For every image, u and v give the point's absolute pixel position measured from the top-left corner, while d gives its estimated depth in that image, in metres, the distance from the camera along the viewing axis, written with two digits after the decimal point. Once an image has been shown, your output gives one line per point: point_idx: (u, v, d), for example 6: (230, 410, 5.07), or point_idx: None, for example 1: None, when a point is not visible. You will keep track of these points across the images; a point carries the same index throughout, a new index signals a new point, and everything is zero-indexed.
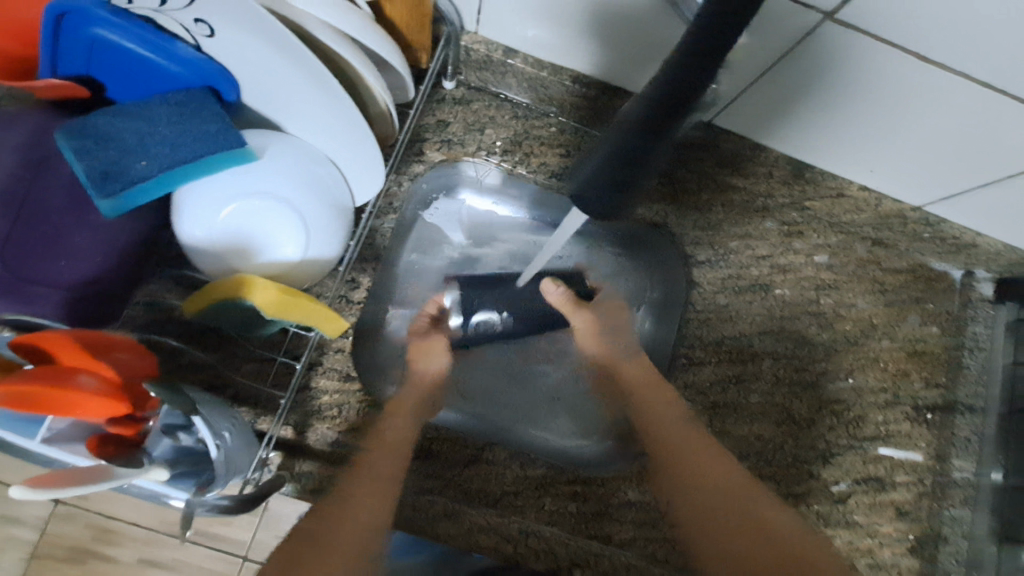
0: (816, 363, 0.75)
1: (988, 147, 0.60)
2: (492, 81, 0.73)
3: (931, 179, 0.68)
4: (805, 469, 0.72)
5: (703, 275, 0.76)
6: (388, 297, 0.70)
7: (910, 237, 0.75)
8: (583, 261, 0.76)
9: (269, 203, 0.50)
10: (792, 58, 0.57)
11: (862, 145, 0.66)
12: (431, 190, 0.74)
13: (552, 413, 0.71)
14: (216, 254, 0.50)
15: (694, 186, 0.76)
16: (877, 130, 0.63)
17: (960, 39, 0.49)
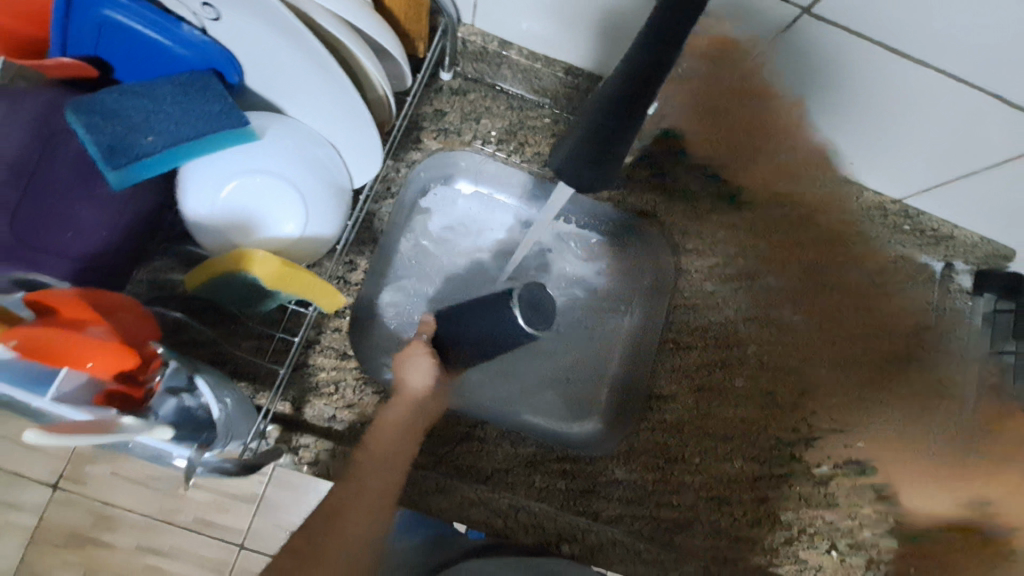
0: (800, 349, 0.77)
1: (961, 137, 0.62)
2: (488, 72, 0.75)
3: (909, 171, 0.70)
4: (787, 452, 0.74)
5: (691, 263, 0.79)
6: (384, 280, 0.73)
7: (891, 229, 0.78)
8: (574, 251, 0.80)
9: (272, 181, 0.52)
10: (773, 53, 0.59)
11: (842, 137, 0.69)
12: (429, 178, 0.77)
13: (544, 396, 0.76)
14: (220, 230, 0.52)
15: (683, 177, 0.78)
16: (856, 123, 0.66)
17: (928, 31, 0.51)
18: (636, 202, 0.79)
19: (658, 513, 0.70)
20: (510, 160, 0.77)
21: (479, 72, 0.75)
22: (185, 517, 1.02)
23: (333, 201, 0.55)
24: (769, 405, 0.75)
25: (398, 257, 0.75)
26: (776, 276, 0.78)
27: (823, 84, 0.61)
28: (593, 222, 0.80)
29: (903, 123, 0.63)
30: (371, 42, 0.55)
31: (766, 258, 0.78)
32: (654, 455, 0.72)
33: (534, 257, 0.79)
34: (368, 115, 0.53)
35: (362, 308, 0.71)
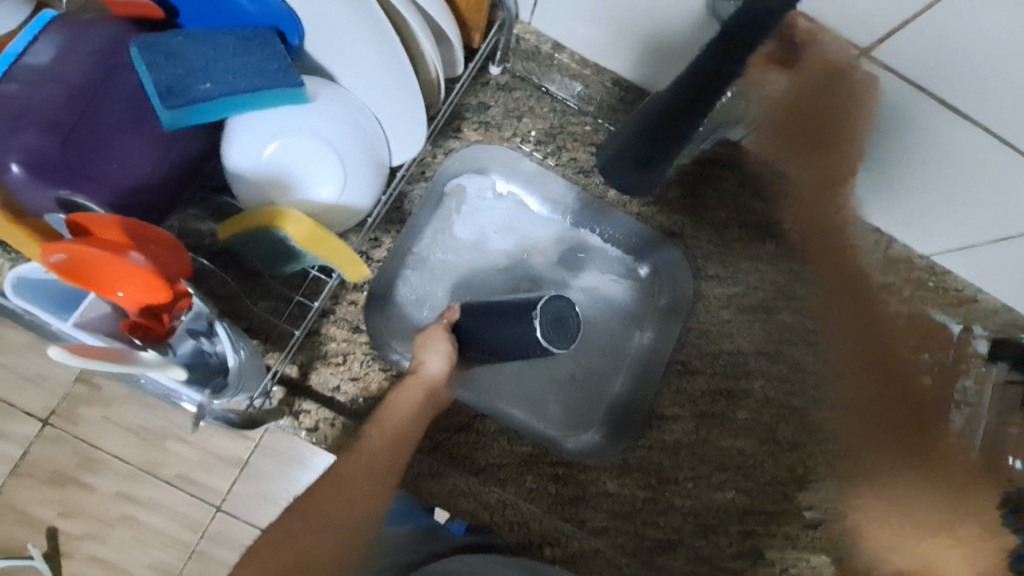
0: (808, 390, 0.76)
1: (997, 199, 0.62)
2: (536, 73, 0.76)
3: (941, 228, 0.71)
4: (780, 490, 0.74)
5: (710, 289, 0.79)
6: (405, 262, 0.73)
7: (914, 284, 0.78)
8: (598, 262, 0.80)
9: (315, 143, 0.52)
10: (820, 90, 0.60)
11: (880, 185, 0.69)
12: (462, 168, 0.77)
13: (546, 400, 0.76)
14: (258, 186, 0.52)
15: (714, 204, 0.79)
16: (896, 173, 0.66)
17: (985, 90, 0.51)
18: (664, 221, 0.80)
19: (643, 530, 0.70)
20: (546, 161, 0.78)
21: (527, 71, 0.76)
22: (167, 471, 1.02)
23: (371, 172, 0.56)
24: (768, 443, 0.75)
25: (422, 242, 0.75)
26: (803, 312, 0.77)
27: (864, 129, 0.62)
28: (617, 235, 0.80)
29: (940, 177, 0.63)
30: (431, 23, 0.56)
31: (791, 296, 0.77)
32: (650, 471, 0.73)
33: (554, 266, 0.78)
34: (417, 88, 0.54)
35: (381, 285, 0.71)
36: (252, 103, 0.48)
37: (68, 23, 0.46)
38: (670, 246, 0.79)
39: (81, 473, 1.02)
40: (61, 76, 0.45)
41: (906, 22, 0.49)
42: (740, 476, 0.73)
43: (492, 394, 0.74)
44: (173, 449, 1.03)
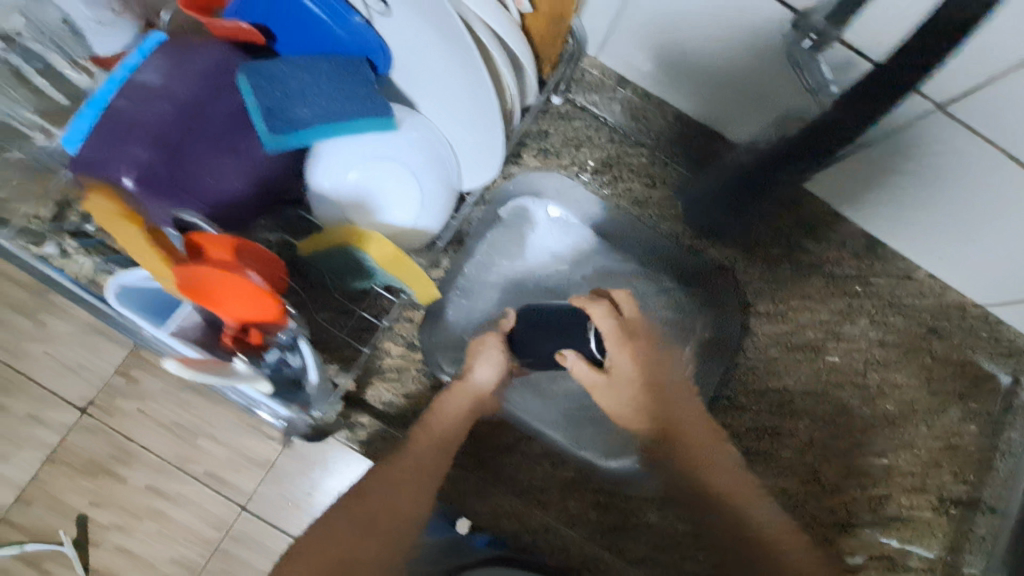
0: (853, 434, 0.77)
1: None
2: (598, 104, 0.78)
3: (1000, 279, 0.71)
4: (821, 532, 0.74)
5: (760, 326, 0.79)
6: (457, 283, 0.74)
7: (966, 331, 0.77)
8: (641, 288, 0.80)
9: (398, 169, 0.54)
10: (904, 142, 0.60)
11: (941, 234, 0.69)
12: (518, 193, 0.77)
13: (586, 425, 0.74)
14: (339, 206, 0.53)
15: (768, 240, 0.79)
16: (960, 224, 0.66)
17: None
18: (716, 255, 0.79)
19: (681, 564, 0.72)
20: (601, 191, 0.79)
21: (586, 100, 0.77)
22: None
23: (443, 197, 0.58)
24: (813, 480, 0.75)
25: (473, 264, 0.76)
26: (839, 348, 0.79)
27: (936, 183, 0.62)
28: (666, 266, 0.81)
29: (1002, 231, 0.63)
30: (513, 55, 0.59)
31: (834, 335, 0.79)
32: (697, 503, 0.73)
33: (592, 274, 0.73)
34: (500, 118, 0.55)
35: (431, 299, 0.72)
36: (347, 128, 0.50)
37: (185, 50, 0.49)
38: (709, 279, 0.79)
39: (102, 470, 0.98)
40: (168, 93, 0.48)
41: (986, 81, 0.50)
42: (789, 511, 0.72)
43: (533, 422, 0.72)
44: (202, 448, 1.03)
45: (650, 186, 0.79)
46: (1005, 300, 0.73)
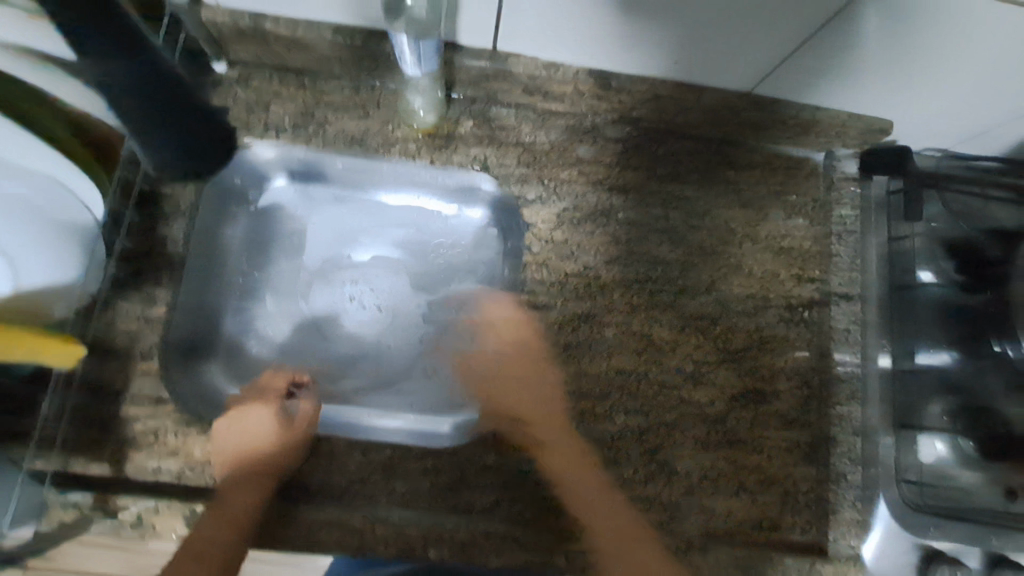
0: (673, 281, 0.71)
1: (792, 19, 0.54)
2: (263, 53, 0.68)
3: (770, 65, 0.62)
4: (675, 395, 0.68)
5: (331, 115, 0.71)
6: (216, 306, 0.68)
7: (751, 127, 0.71)
8: (341, 242, 0.72)
9: (298, 259, 0.72)
10: (593, 48, 0.62)
11: (695, 48, 0.60)
12: (258, 221, 0.72)
13: (411, 366, 0.70)
14: (248, 295, 0.70)
15: (511, 121, 0.72)
16: (699, 21, 0.56)
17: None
18: (464, 159, 0.71)
19: (537, 491, 0.65)
20: (332, 134, 0.71)
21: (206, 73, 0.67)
22: None
23: (74, 238, 0.53)
24: (722, 432, 0.67)
25: (236, 294, 0.69)
26: (648, 225, 0.72)
27: (562, 80, 0.66)
28: (450, 189, 0.73)
29: (790, 72, 0.63)
30: None
31: (655, 216, 0.72)
32: (526, 424, 0.67)
33: (251, 184, 0.71)
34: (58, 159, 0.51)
35: (115, 299, 0.64)
36: None
37: None
38: (272, 137, 0.70)
39: None
40: None
41: None
42: (657, 420, 0.67)
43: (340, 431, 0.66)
44: None
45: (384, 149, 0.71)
46: (785, 83, 0.65)
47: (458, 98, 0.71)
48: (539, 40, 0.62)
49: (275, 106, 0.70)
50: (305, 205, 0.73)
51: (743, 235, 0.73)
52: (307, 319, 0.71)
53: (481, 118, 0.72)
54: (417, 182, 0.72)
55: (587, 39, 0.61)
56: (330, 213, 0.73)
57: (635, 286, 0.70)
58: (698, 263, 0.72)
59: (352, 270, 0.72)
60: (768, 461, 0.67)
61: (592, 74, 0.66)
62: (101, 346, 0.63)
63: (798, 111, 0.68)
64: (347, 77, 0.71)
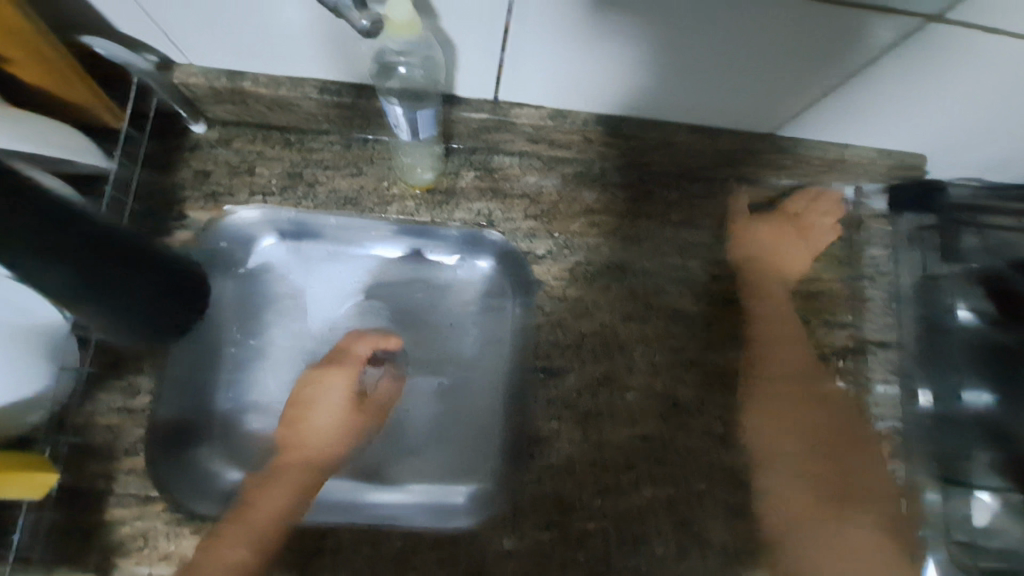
0: (696, 337, 0.67)
1: (818, 62, 0.50)
2: (243, 113, 0.63)
3: (789, 108, 0.58)
4: (705, 461, 0.63)
5: (320, 174, 0.66)
6: (212, 382, 0.65)
7: (772, 168, 0.66)
8: (342, 303, 0.68)
9: (294, 323, 0.67)
10: (608, 94, 0.58)
11: (709, 93, 0.56)
12: (251, 285, 0.67)
13: (425, 440, 0.65)
14: (241, 366, 0.66)
15: (515, 172, 0.67)
16: (716, 67, 0.52)
17: (726, 41, 0.48)
18: (467, 215, 0.66)
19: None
20: (323, 195, 0.66)
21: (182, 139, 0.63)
22: None
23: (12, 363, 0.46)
24: (755, 496, 0.63)
25: (233, 366, 0.65)
26: (667, 275, 0.68)
27: (570, 129, 0.62)
28: (452, 244, 0.68)
29: (821, 114, 0.59)
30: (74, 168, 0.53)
31: (672, 266, 0.68)
32: (548, 504, 0.61)
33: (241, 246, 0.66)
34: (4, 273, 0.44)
35: (93, 392, 0.59)
36: None
37: None
38: (257, 202, 0.65)
39: None
40: None
41: (577, 22, 0.47)
42: (687, 489, 0.63)
43: (345, 517, 0.62)
44: None
45: (379, 209, 0.66)
46: (806, 125, 0.60)
47: (458, 148, 0.66)
48: (540, 92, 0.57)
49: (260, 168, 0.65)
50: (301, 264, 0.67)
51: (767, 282, 0.68)
52: (308, 391, 0.65)
53: (482, 170, 0.67)
54: (418, 236, 0.68)
55: (596, 88, 0.57)
56: (323, 272, 0.68)
57: (654, 345, 0.66)
58: (721, 315, 0.67)
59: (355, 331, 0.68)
60: (807, 525, 0.63)
61: (601, 122, 0.61)
62: (80, 447, 0.58)
63: (822, 150, 0.63)
64: (336, 132, 0.66)
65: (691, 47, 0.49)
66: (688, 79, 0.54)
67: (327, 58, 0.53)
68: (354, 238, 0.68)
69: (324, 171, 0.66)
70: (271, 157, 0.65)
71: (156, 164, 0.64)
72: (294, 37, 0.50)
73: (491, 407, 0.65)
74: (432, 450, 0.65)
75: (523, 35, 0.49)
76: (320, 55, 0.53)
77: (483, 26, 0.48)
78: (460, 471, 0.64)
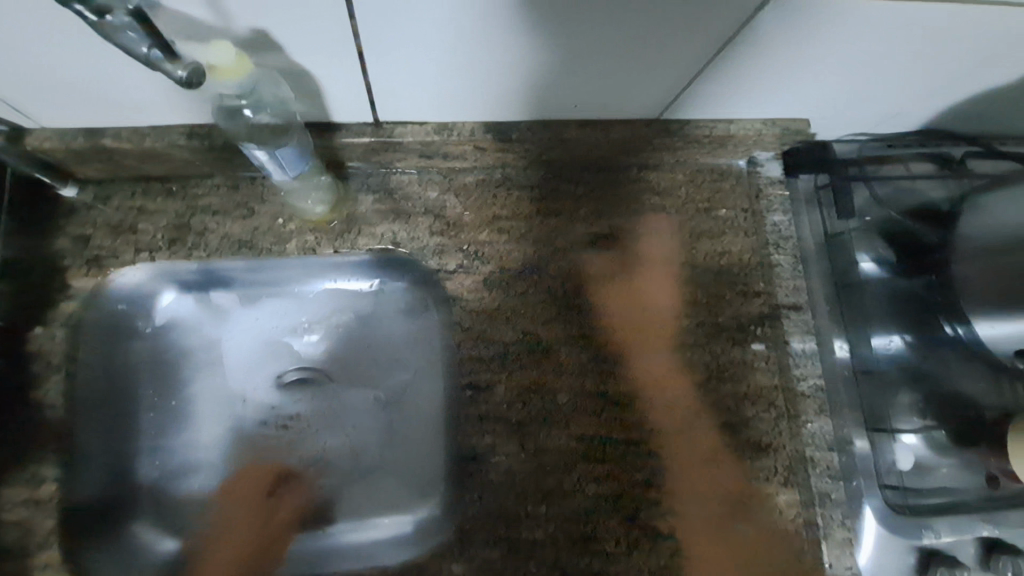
0: (619, 328, 0.67)
1: (670, 46, 0.51)
2: (115, 168, 0.60)
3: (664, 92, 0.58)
4: (642, 449, 0.64)
5: (208, 220, 0.63)
6: (137, 450, 0.63)
7: (669, 150, 0.67)
8: (263, 349, 0.68)
9: (215, 377, 0.67)
10: (488, 100, 0.57)
11: (580, 87, 0.56)
12: (164, 346, 0.66)
13: (362, 470, 0.66)
14: (166, 429, 0.65)
15: (417, 190, 0.66)
16: (575, 61, 0.52)
17: (571, 37, 0.48)
18: (371, 240, 0.64)
19: None
20: (213, 243, 0.62)
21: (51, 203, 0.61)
22: None
23: None
24: (695, 477, 0.64)
25: (158, 430, 0.64)
26: (583, 270, 0.68)
27: (459, 141, 0.61)
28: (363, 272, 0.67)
29: (700, 94, 0.60)
30: None
31: (587, 261, 0.68)
32: (492, 521, 0.61)
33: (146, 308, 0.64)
34: None
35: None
36: None
37: None
38: (145, 258, 0.61)
39: None
40: None
41: (421, 33, 0.46)
42: (630, 479, 0.63)
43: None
44: None
45: (273, 249, 0.63)
46: (685, 105, 0.61)
47: (355, 171, 0.65)
48: (415, 109, 0.57)
49: (143, 222, 0.62)
50: (213, 318, 0.67)
51: (680, 263, 0.69)
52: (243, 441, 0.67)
53: (381, 192, 0.65)
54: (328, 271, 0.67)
55: (471, 95, 0.56)
56: (237, 323, 0.67)
57: (576, 343, 0.66)
58: (637, 302, 0.68)
59: (281, 375, 0.68)
60: (747, 496, 0.64)
61: (488, 129, 0.61)
62: None
63: (706, 127, 0.64)
64: (221, 175, 0.63)
65: (556, 41, 0.49)
66: (559, 76, 0.54)
67: (181, 95, 0.52)
68: (259, 278, 0.65)
69: (213, 215, 0.63)
70: (154, 211, 0.62)
71: (27, 233, 0.60)
72: (135, 74, 0.48)
73: (423, 428, 0.67)
74: (372, 479, 0.66)
75: (382, 52, 0.48)
76: (172, 93, 0.51)
77: (332, 44, 0.46)
78: (402, 495, 0.66)
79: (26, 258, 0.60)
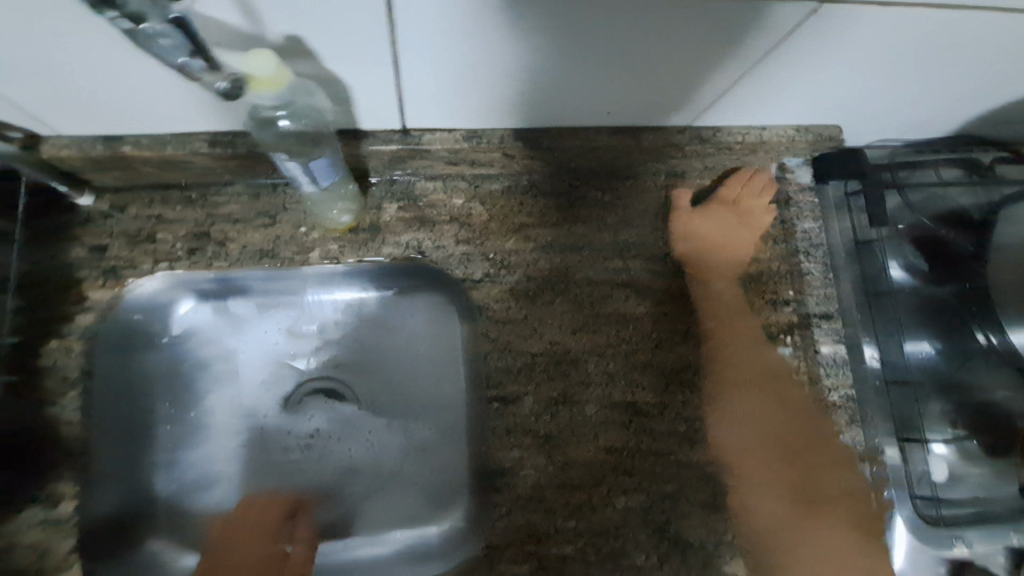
0: (647, 337, 0.66)
1: (713, 53, 0.49)
2: (133, 177, 0.58)
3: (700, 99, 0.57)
4: (672, 461, 0.63)
5: (228, 229, 0.61)
6: (151, 467, 0.61)
7: (698, 157, 0.65)
8: (279, 361, 0.64)
9: (228, 391, 0.63)
10: (520, 108, 0.55)
11: (616, 95, 0.55)
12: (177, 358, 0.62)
13: (383, 487, 0.63)
14: (180, 446, 0.62)
15: (442, 198, 0.64)
16: (614, 68, 0.50)
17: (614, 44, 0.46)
18: (395, 249, 0.63)
19: None
20: (235, 253, 0.61)
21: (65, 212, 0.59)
22: None
23: None
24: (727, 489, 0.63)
25: (172, 447, 0.61)
26: (610, 279, 0.66)
27: (487, 148, 0.59)
28: (385, 281, 0.65)
29: (735, 102, 0.58)
30: None
31: (614, 269, 0.67)
32: (521, 536, 0.60)
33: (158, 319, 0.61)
34: None
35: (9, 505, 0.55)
36: None
37: None
38: (163, 268, 0.60)
39: None
40: None
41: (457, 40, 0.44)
42: (659, 493, 0.62)
43: None
44: None
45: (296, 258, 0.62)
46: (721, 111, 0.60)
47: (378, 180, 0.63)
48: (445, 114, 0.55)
49: (161, 232, 0.60)
50: (226, 328, 0.63)
51: (707, 270, 0.68)
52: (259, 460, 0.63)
53: (405, 199, 0.64)
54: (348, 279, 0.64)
55: (501, 103, 0.54)
56: (255, 333, 0.63)
57: (604, 354, 0.65)
58: (666, 311, 0.67)
59: (297, 390, 0.64)
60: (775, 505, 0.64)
61: (517, 136, 0.59)
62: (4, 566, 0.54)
63: (739, 133, 0.63)
64: (241, 183, 0.61)
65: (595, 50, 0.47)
66: (594, 83, 0.53)
67: (205, 104, 0.50)
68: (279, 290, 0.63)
69: (233, 224, 0.61)
70: (172, 220, 0.61)
71: (41, 245, 0.59)
72: (158, 84, 0.46)
73: (448, 442, 0.64)
74: (397, 495, 0.63)
75: (416, 60, 0.46)
76: (197, 101, 0.49)
77: (364, 53, 0.45)
78: (430, 513, 0.62)
79: (39, 268, 0.58)
